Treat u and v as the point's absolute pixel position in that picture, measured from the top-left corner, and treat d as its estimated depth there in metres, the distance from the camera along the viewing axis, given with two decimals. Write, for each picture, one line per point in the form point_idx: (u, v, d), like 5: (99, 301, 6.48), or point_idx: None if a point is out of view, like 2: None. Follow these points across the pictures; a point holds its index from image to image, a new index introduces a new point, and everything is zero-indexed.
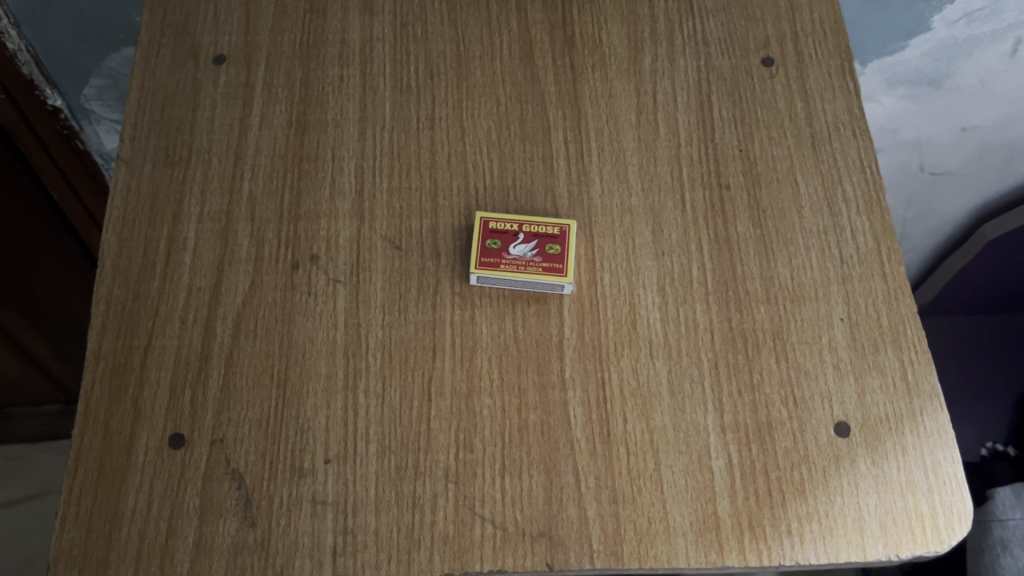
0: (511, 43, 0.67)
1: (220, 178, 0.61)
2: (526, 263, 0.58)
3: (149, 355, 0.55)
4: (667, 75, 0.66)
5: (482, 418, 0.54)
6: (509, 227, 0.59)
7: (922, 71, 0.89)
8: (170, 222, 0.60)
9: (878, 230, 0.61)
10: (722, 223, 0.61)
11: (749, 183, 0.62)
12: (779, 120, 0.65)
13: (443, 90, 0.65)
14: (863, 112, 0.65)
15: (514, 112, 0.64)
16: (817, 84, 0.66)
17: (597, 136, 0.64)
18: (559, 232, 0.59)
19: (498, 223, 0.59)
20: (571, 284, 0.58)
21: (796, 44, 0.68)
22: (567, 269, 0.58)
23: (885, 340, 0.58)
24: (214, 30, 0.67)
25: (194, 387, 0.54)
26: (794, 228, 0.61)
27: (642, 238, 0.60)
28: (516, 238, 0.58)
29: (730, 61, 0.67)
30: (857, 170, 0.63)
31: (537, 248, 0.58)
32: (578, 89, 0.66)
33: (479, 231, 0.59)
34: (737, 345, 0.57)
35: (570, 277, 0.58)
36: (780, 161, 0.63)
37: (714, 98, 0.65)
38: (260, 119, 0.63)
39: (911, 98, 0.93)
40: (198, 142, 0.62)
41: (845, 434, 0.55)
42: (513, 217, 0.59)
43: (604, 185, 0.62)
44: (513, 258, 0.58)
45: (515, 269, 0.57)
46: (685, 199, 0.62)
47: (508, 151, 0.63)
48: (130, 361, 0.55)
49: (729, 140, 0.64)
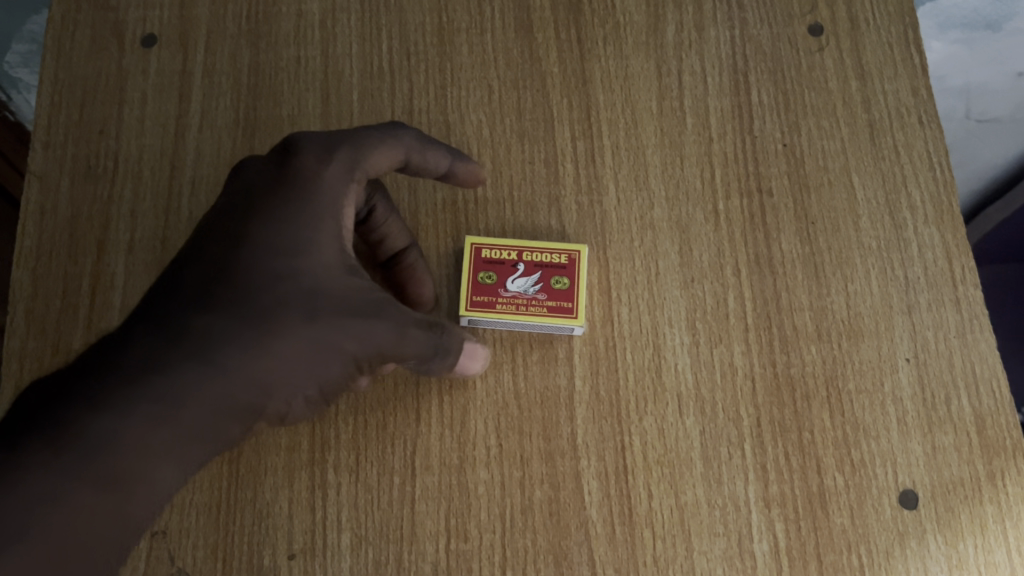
0: (503, 11, 0.55)
1: (153, 194, 0.50)
2: (527, 302, 0.48)
3: (396, 243, 0.48)
4: (695, 51, 0.55)
5: (478, 498, 0.45)
6: (507, 255, 0.49)
7: (980, 13, 0.78)
8: (93, 254, 0.49)
9: (950, 244, 0.50)
10: (763, 240, 0.50)
11: (794, 186, 0.52)
12: (830, 104, 0.53)
13: (423, 75, 0.54)
14: (931, 93, 0.53)
15: (510, 102, 0.53)
16: (874, 57, 0.54)
17: (611, 130, 0.53)
18: (566, 261, 0.49)
19: (492, 251, 0.49)
20: (582, 326, 0.47)
21: (850, 6, 0.56)
22: (577, 308, 0.48)
23: (957, 385, 0.48)
24: (140, 3, 0.55)
25: (414, 291, 0.48)
26: (850, 243, 0.51)
27: (666, 260, 0.50)
28: (515, 270, 0.48)
29: (770, 30, 0.55)
30: (924, 167, 0.52)
31: (540, 283, 0.48)
32: (586, 69, 0.54)
33: (469, 261, 0.49)
34: (783, 396, 0.47)
35: (581, 318, 0.47)
36: (832, 157, 0.52)
37: (752, 78, 0.54)
38: (199, 117, 0.52)
39: (964, 43, 0.82)
40: (125, 148, 0.51)
41: (912, 504, 0.45)
42: (511, 243, 0.49)
43: (619, 194, 0.51)
44: (511, 297, 0.48)
45: (513, 310, 0.48)
46: (718, 209, 0.51)
47: (504, 152, 0.52)
48: (377, 237, 0.48)
49: (771, 132, 0.53)
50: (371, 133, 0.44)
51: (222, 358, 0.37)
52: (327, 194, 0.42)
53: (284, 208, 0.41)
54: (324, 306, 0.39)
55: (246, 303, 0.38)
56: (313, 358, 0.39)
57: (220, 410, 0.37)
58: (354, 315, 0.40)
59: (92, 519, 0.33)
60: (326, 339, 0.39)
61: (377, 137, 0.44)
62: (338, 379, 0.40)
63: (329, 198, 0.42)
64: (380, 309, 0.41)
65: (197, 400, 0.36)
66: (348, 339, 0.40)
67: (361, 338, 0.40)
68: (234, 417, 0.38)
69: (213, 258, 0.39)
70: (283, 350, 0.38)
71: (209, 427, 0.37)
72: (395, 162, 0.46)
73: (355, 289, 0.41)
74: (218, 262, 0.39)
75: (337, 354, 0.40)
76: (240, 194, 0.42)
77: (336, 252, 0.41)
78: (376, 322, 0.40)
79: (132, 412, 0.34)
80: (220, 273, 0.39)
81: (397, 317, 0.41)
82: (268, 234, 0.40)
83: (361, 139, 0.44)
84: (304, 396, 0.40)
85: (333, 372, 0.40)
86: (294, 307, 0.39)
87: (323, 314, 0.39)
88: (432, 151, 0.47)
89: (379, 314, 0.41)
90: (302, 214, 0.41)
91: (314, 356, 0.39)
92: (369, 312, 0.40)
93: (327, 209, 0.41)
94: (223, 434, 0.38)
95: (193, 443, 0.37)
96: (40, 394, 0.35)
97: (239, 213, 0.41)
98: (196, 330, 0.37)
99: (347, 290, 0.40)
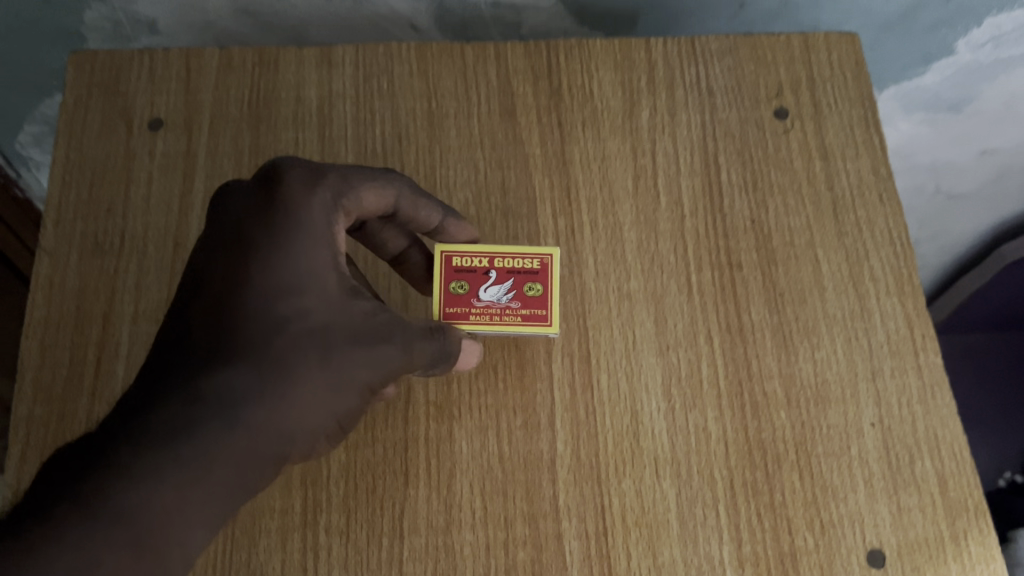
0: (489, 97, 0.59)
1: (157, 269, 0.53)
2: (501, 311, 0.50)
3: (396, 245, 0.52)
4: (668, 134, 0.58)
5: (464, 559, 0.47)
6: (478, 263, 0.51)
7: (942, 96, 0.82)
8: (99, 324, 0.52)
9: (911, 315, 0.53)
10: (734, 311, 0.53)
11: (763, 260, 0.55)
12: (795, 184, 0.57)
13: (413, 157, 0.57)
14: (889, 173, 0.57)
15: (495, 182, 0.57)
16: (837, 139, 0.58)
17: (589, 207, 0.56)
18: (538, 266, 0.51)
19: (463, 259, 0.51)
20: (555, 332, 0.51)
21: (814, 92, 0.60)
22: (551, 317, 0.50)
23: (921, 449, 0.50)
24: (149, 89, 0.59)
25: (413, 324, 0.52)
26: (816, 314, 0.53)
27: (643, 329, 0.53)
28: (487, 278, 0.50)
29: (737, 113, 0.59)
30: (885, 242, 0.55)
31: (513, 290, 0.50)
32: (566, 151, 0.58)
33: (441, 270, 0.51)
34: (755, 460, 0.50)
35: (554, 325, 0.50)
36: (798, 233, 0.55)
37: (722, 160, 0.57)
38: (202, 196, 0.55)
39: (928, 124, 0.86)
40: (131, 225, 0.55)
41: (879, 563, 0.47)
42: (482, 251, 0.51)
43: (598, 267, 0.54)
44: (484, 306, 0.50)
45: (487, 319, 0.50)
46: (691, 281, 0.54)
47: (489, 228, 0.55)
48: (379, 243, 0.52)
49: (740, 210, 0.56)
50: (359, 171, 0.46)
51: (241, 416, 0.38)
52: (317, 226, 0.42)
53: (276, 242, 0.41)
54: (334, 339, 0.41)
55: (261, 357, 0.39)
56: (333, 395, 0.40)
57: (245, 463, 0.38)
58: (365, 343, 0.41)
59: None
60: (340, 374, 0.41)
61: (366, 176, 0.46)
62: (354, 409, 0.42)
63: (319, 227, 0.42)
64: (388, 332, 0.43)
65: (223, 462, 0.37)
66: (361, 368, 0.41)
67: (373, 363, 0.41)
68: (262, 467, 0.39)
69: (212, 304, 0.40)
70: (301, 393, 0.39)
71: (238, 484, 0.38)
72: (384, 207, 0.48)
73: (363, 318, 0.42)
74: (218, 310, 0.40)
75: (352, 385, 0.41)
76: (227, 234, 0.42)
77: (337, 281, 0.42)
78: (383, 345, 0.42)
79: (160, 475, 0.35)
80: (225, 327, 0.39)
81: (403, 337, 0.43)
82: (270, 276, 0.40)
83: (348, 176, 0.45)
84: (324, 433, 0.41)
85: (349, 403, 0.41)
86: (305, 348, 0.40)
87: (334, 350, 0.40)
88: (423, 201, 0.49)
89: (384, 338, 0.42)
90: (297, 248, 0.41)
91: (331, 389, 0.40)
92: (375, 337, 0.42)
93: (322, 239, 0.42)
94: (252, 487, 0.39)
95: (223, 501, 0.38)
96: (59, 465, 0.35)
97: (228, 255, 0.41)
98: (212, 390, 0.38)
99: (354, 319, 0.42)
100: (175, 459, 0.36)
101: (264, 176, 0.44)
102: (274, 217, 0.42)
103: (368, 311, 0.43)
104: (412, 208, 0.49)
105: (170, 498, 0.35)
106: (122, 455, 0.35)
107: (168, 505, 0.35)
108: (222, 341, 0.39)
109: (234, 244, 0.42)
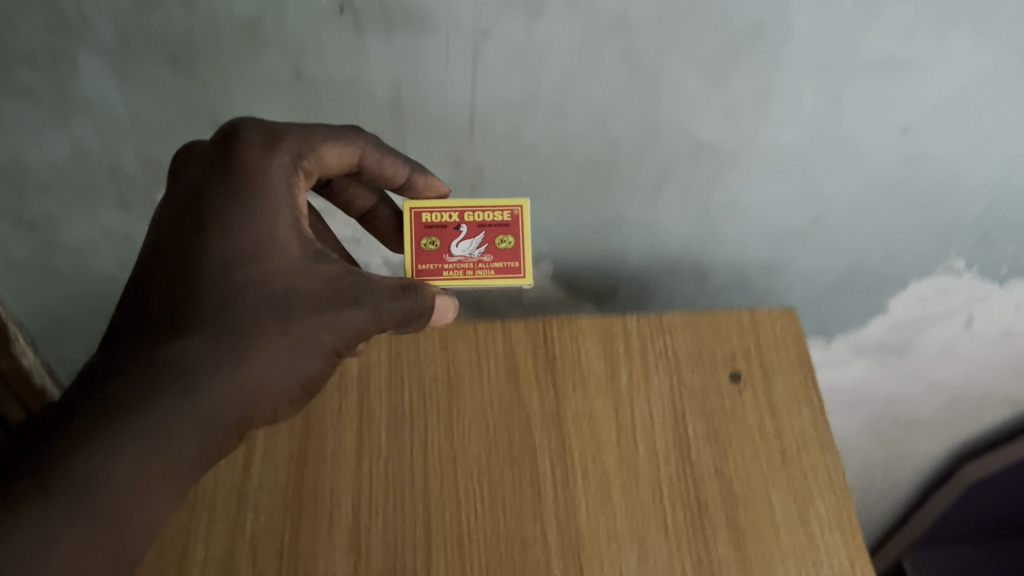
0: (496, 365, 0.72)
1: (223, 520, 0.64)
2: (474, 264, 0.62)
3: (362, 202, 0.65)
4: (643, 395, 0.71)
5: None
6: (447, 220, 0.62)
7: (887, 341, 0.95)
8: (174, 569, 0.62)
9: (852, 550, 0.63)
10: (704, 547, 0.63)
11: (726, 502, 0.65)
12: (751, 437, 0.69)
13: (435, 417, 0.70)
14: (828, 426, 0.69)
15: (502, 437, 0.69)
16: (783, 399, 0.71)
17: (580, 457, 0.68)
18: (506, 222, 0.62)
19: (433, 218, 0.62)
20: (528, 283, 0.62)
21: (761, 358, 0.73)
22: (522, 269, 0.62)
23: None
24: None
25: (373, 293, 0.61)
26: (772, 550, 0.63)
27: (628, 565, 0.63)
28: (457, 234, 0.62)
29: (700, 376, 0.72)
30: (826, 486, 0.66)
31: (484, 244, 0.62)
32: (561, 410, 0.70)
33: (414, 227, 0.62)
34: None
35: (527, 277, 0.62)
36: (754, 479, 0.67)
37: (689, 416, 0.70)
38: (262, 454, 0.68)
39: (878, 363, 0.99)
40: (202, 481, 0.66)
41: None
42: (451, 209, 0.62)
43: (590, 511, 0.65)
44: (457, 260, 0.62)
45: (462, 271, 0.62)
46: (667, 522, 0.65)
47: (498, 477, 0.66)
48: (348, 199, 0.64)
49: (706, 460, 0.67)
50: (320, 133, 0.55)
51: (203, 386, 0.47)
52: (274, 190, 0.52)
53: (238, 205, 0.50)
54: (296, 304, 0.50)
55: (219, 327, 0.48)
56: (296, 355, 0.51)
57: (209, 422, 0.47)
58: (328, 309, 0.51)
59: (97, 559, 0.42)
60: (302, 338, 0.51)
61: (323, 139, 0.55)
62: (317, 368, 0.52)
63: (277, 190, 0.52)
64: (353, 296, 0.53)
65: (186, 427, 0.46)
66: (326, 332, 0.51)
67: (336, 327, 0.52)
68: (227, 429, 0.48)
69: (177, 280, 0.49)
70: (266, 354, 0.49)
71: (203, 444, 0.47)
72: (349, 162, 0.58)
73: (327, 283, 0.52)
74: (185, 274, 0.49)
75: (316, 346, 0.51)
76: (187, 198, 0.51)
77: (298, 249, 0.52)
78: (349, 308, 0.52)
79: (127, 441, 0.44)
80: (189, 300, 0.48)
81: (371, 302, 0.53)
82: (233, 244, 0.50)
83: (305, 136, 0.54)
84: (290, 395, 0.51)
85: (312, 362, 0.51)
86: (267, 311, 0.50)
87: (297, 314, 0.50)
88: (390, 158, 0.59)
89: (352, 303, 0.52)
90: (257, 216, 0.50)
91: (298, 348, 0.51)
92: (340, 303, 0.52)
93: (280, 202, 0.52)
94: (218, 445, 0.48)
95: (189, 463, 0.47)
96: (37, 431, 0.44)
97: (191, 218, 0.50)
98: (179, 357, 0.47)
99: (317, 286, 0.52)
100: (135, 425, 0.44)
101: (225, 139, 0.53)
102: (235, 181, 0.51)
103: (330, 278, 0.53)
104: (378, 161, 0.58)
105: (137, 456, 0.44)
106: (88, 428, 0.43)
107: (136, 463, 0.44)
108: (186, 314, 0.48)
109: (197, 205, 0.50)
